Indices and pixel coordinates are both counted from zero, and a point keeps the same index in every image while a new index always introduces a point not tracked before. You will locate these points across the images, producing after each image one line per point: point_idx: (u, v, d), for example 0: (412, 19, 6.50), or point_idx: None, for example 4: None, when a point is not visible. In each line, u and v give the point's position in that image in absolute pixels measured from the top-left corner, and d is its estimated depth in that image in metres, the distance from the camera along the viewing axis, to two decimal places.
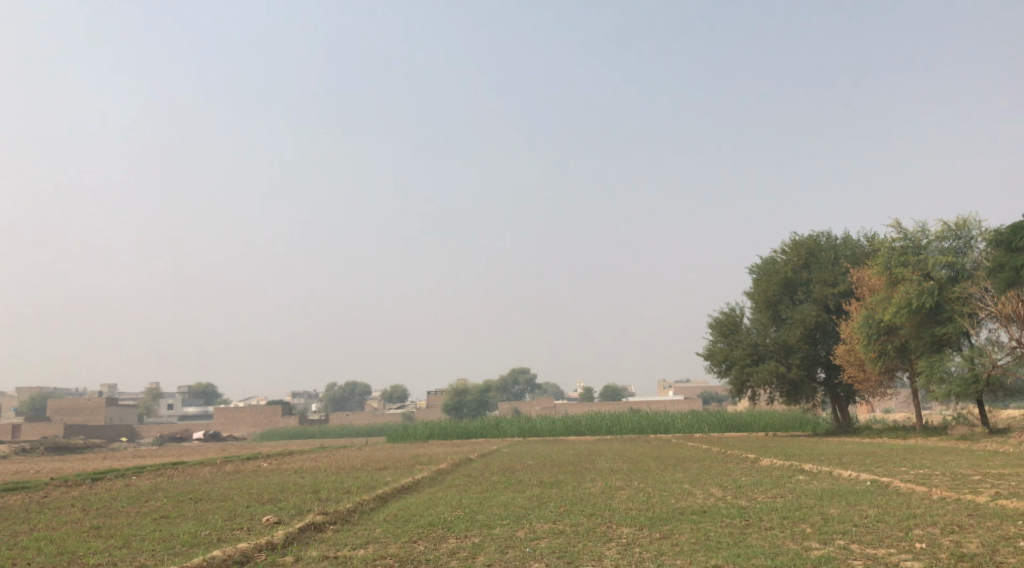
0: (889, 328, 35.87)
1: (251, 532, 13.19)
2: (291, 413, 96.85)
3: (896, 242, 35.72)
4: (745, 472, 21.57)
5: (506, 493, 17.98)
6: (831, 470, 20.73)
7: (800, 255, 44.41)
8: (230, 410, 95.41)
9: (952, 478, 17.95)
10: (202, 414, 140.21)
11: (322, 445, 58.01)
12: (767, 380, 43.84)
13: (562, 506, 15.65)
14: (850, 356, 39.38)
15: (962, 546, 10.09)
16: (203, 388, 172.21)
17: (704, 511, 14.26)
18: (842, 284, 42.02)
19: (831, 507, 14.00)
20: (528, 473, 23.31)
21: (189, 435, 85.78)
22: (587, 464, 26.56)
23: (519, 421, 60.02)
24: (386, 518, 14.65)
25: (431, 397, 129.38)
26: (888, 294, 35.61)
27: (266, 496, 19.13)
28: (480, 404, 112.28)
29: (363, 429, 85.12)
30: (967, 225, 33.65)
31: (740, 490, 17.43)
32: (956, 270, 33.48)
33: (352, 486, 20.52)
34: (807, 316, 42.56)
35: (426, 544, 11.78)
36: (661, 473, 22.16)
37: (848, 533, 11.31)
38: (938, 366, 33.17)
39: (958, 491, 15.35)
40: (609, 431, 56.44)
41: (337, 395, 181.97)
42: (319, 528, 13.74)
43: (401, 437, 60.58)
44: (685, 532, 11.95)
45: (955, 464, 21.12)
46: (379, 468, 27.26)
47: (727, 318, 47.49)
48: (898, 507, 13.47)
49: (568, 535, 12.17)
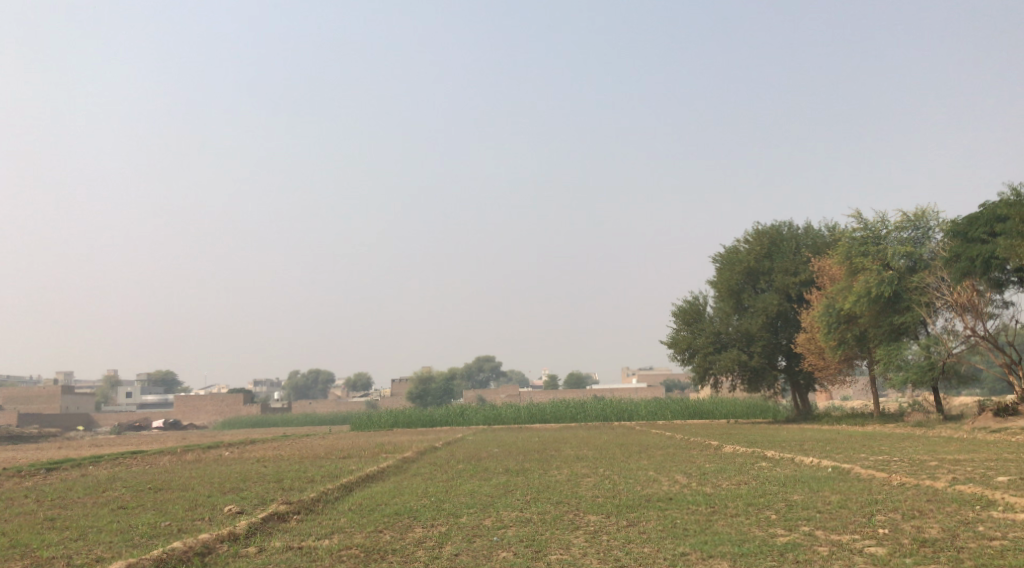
0: (848, 317, 36.46)
1: (213, 522, 12.91)
2: (254, 401, 95.79)
3: (856, 232, 36.26)
4: (709, 459, 21.74)
5: (472, 482, 17.91)
6: (793, 456, 21.01)
7: (763, 245, 44.88)
8: (191, 398, 94.01)
9: (911, 464, 18.29)
10: (162, 402, 138.18)
11: (285, 433, 57.41)
12: (729, 367, 44.35)
13: (528, 494, 15.61)
14: (811, 344, 39.99)
15: (924, 531, 10.23)
16: (163, 375, 169.41)
17: (670, 498, 14.33)
18: (803, 273, 42.59)
19: (794, 494, 14.15)
20: (495, 461, 23.27)
21: (149, 424, 84.34)
22: (553, 452, 26.63)
23: (484, 409, 59.99)
24: (352, 507, 14.47)
25: (396, 385, 128.94)
26: (848, 283, 36.17)
27: (228, 485, 18.81)
28: (445, 392, 112.19)
29: (326, 417, 84.46)
30: (925, 216, 34.25)
31: (705, 477, 17.54)
32: (914, 260, 34.08)
33: (316, 475, 20.26)
34: (769, 305, 43.08)
35: (392, 534, 11.63)
36: (626, 461, 22.27)
37: (813, 519, 11.41)
38: (896, 354, 33.80)
39: (917, 477, 15.63)
40: (574, 418, 56.72)
41: (301, 383, 180.40)
42: (282, 518, 13.51)
43: (365, 425, 60.18)
44: (653, 520, 11.96)
45: (913, 450, 21.55)
46: (343, 457, 27.00)
47: (691, 306, 47.89)
48: (859, 493, 13.65)
49: (536, 523, 12.12)
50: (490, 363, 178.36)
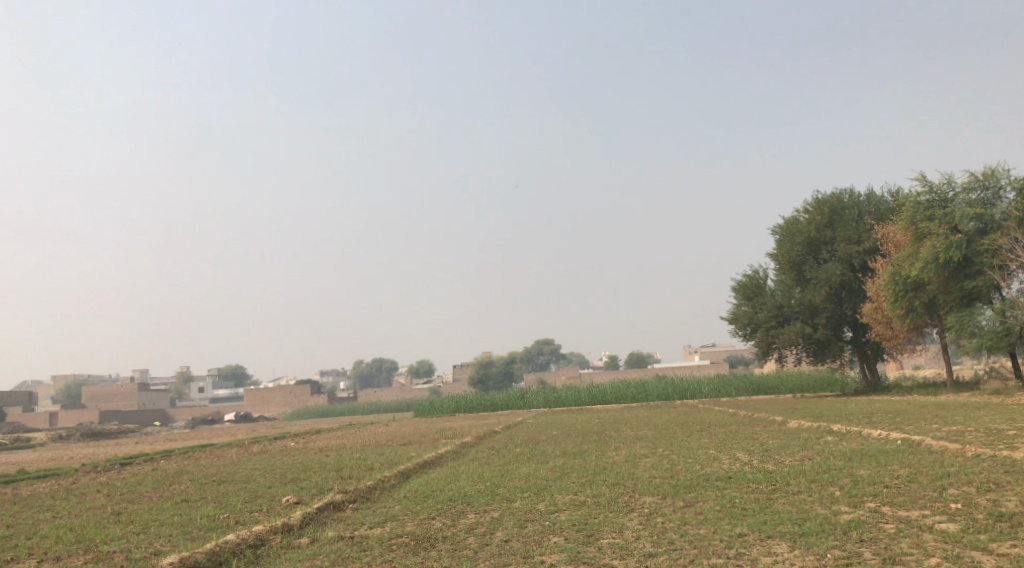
0: (917, 284, 35.11)
1: (270, 513, 13.07)
2: (320, 392, 97.78)
3: (921, 196, 34.81)
4: (772, 435, 21.16)
5: (529, 466, 17.81)
6: (860, 429, 20.30)
7: (823, 214, 43.47)
8: (260, 391, 96.46)
9: (986, 434, 17.46)
10: (233, 397, 142.33)
11: (350, 422, 58.36)
12: (792, 341, 43.24)
13: (584, 476, 15.38)
14: (877, 314, 38.65)
15: (1002, 505, 9.66)
16: (233, 370, 174.16)
17: (729, 476, 13.95)
18: (867, 242, 41.15)
19: (860, 469, 13.61)
20: (552, 443, 23.14)
21: (220, 417, 86.79)
22: (612, 433, 26.42)
23: (544, 391, 59.88)
24: (407, 495, 14.46)
25: (458, 371, 129.99)
26: (914, 250, 34.76)
27: (289, 476, 19.07)
28: (506, 376, 112.72)
29: (390, 405, 85.68)
30: (995, 175, 32.63)
31: (767, 453, 17.04)
32: (985, 222, 32.55)
33: (374, 463, 20.39)
34: (832, 275, 41.78)
35: (444, 521, 11.57)
36: (686, 439, 21.90)
37: (879, 495, 10.91)
38: (969, 321, 32.38)
39: (992, 447, 14.88)
40: (635, 398, 56.24)
41: (364, 371, 183.37)
42: (337, 508, 13.58)
43: (428, 412, 60.75)
44: (710, 500, 11.62)
45: (988, 419, 20.59)
46: (403, 444, 27.19)
47: (751, 280, 46.77)
48: (930, 467, 13.02)
49: (589, 506, 11.86)
50: (550, 346, 178.05)
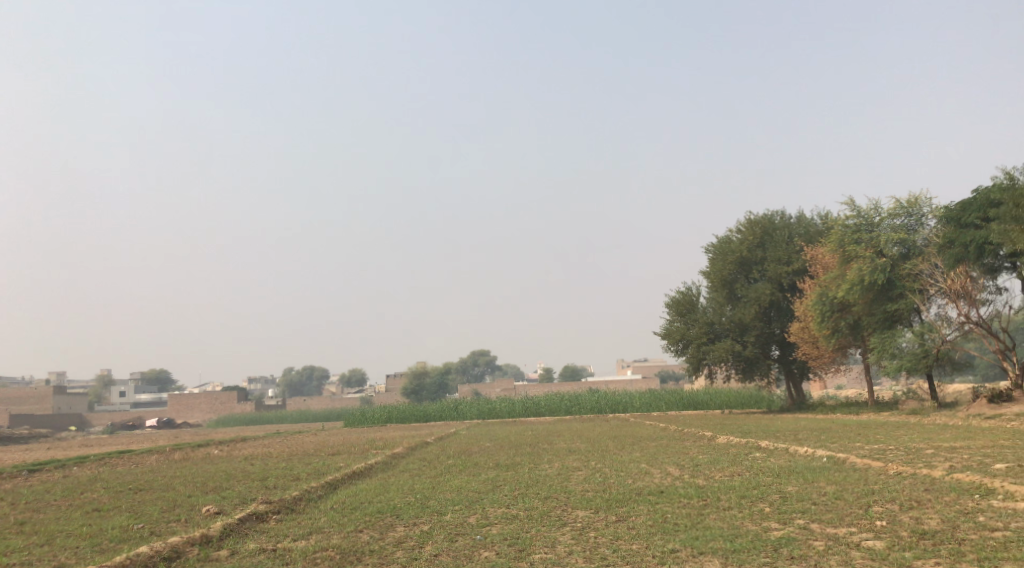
0: (842, 305, 36.17)
1: (188, 524, 12.50)
2: (247, 399, 95.31)
3: (849, 220, 35.93)
4: (702, 450, 21.39)
5: (460, 477, 17.57)
6: (787, 446, 20.69)
7: (755, 234, 44.49)
8: (185, 397, 93.45)
9: (906, 453, 17.98)
10: (155, 402, 137.55)
11: (277, 430, 56.94)
12: (722, 358, 43.99)
13: (516, 489, 15.19)
14: (804, 333, 39.65)
15: (925, 522, 9.84)
16: (157, 374, 168.50)
17: (661, 491, 13.97)
18: (796, 263, 42.26)
19: (788, 485, 13.78)
20: (485, 455, 22.92)
21: (141, 423, 83.73)
22: (545, 445, 26.34)
23: (478, 403, 59.54)
24: (334, 506, 14.03)
25: (391, 381, 128.54)
26: (841, 272, 35.80)
27: (210, 484, 18.35)
28: (440, 387, 111.98)
29: (320, 414, 84.06)
30: (918, 202, 33.93)
31: (697, 468, 17.16)
32: (908, 247, 33.76)
33: (301, 473, 19.81)
34: (762, 294, 42.75)
35: (371, 534, 11.23)
36: (618, 453, 21.96)
37: (807, 511, 11.02)
38: (890, 342, 33.45)
39: (913, 465, 15.30)
40: (568, 411, 56.44)
41: (295, 379, 179.68)
42: (260, 519, 13.06)
43: (359, 421, 59.75)
44: (642, 515, 11.57)
45: (908, 439, 21.23)
46: (332, 454, 26.56)
47: (684, 297, 47.47)
48: (855, 484, 13.28)
49: (521, 520, 11.68)
50: (485, 358, 177.61)
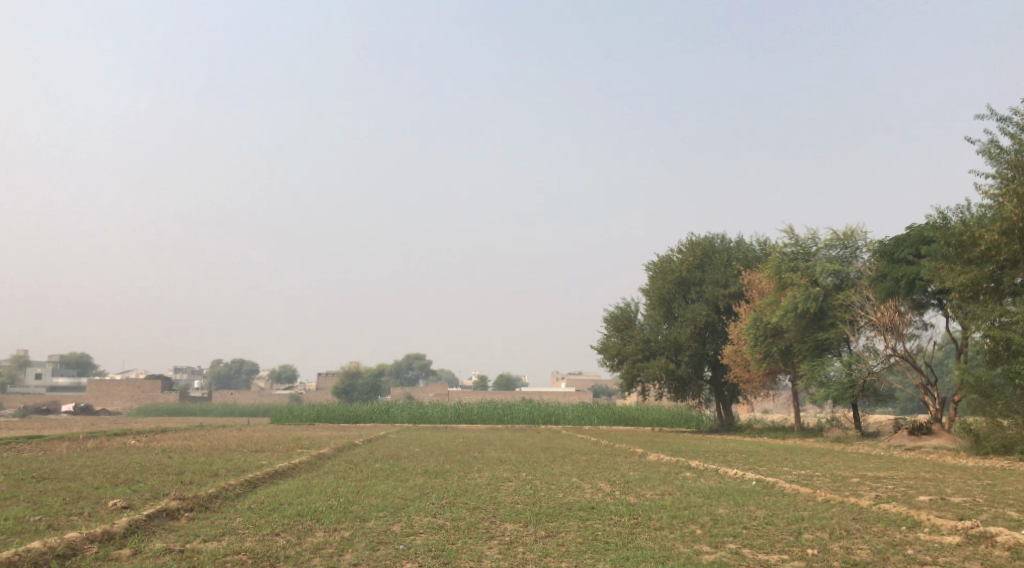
0: (776, 331, 36.76)
1: (90, 518, 11.66)
2: (172, 390, 92.18)
3: (787, 248, 36.58)
4: (633, 467, 21.30)
5: (386, 482, 17.04)
6: (718, 467, 20.70)
7: (695, 255, 45.03)
8: (105, 383, 89.87)
9: (832, 479, 18.17)
10: (74, 387, 132.07)
11: (201, 423, 55.00)
12: (656, 376, 44.24)
13: (444, 498, 14.75)
14: (736, 356, 40.15)
15: (854, 553, 9.83)
16: (77, 358, 161.98)
17: (592, 507, 13.70)
18: (732, 286, 42.95)
19: (719, 507, 13.69)
20: (414, 460, 22.38)
21: (57, 408, 80.20)
22: (475, 453, 25.94)
23: (410, 406, 58.79)
24: (251, 506, 13.36)
25: (323, 379, 126.16)
26: (776, 298, 36.43)
27: (121, 477, 17.38)
28: (372, 389, 110.37)
29: (247, 408, 81.86)
30: (854, 235, 34.74)
31: (629, 485, 16.99)
32: (841, 278, 34.45)
33: (220, 469, 18.95)
34: (698, 315, 43.21)
35: (288, 538, 10.65)
36: (549, 465, 21.71)
37: (738, 536, 10.90)
38: (819, 370, 33.98)
39: (840, 493, 15.42)
40: (501, 420, 56.12)
41: (222, 372, 174.91)
42: (171, 517, 12.32)
43: (286, 419, 58.23)
44: (573, 531, 11.29)
45: (834, 466, 21.54)
46: (255, 451, 25.62)
47: (622, 313, 47.65)
48: (785, 509, 13.25)
49: (448, 531, 11.26)
50: (420, 361, 176.45)
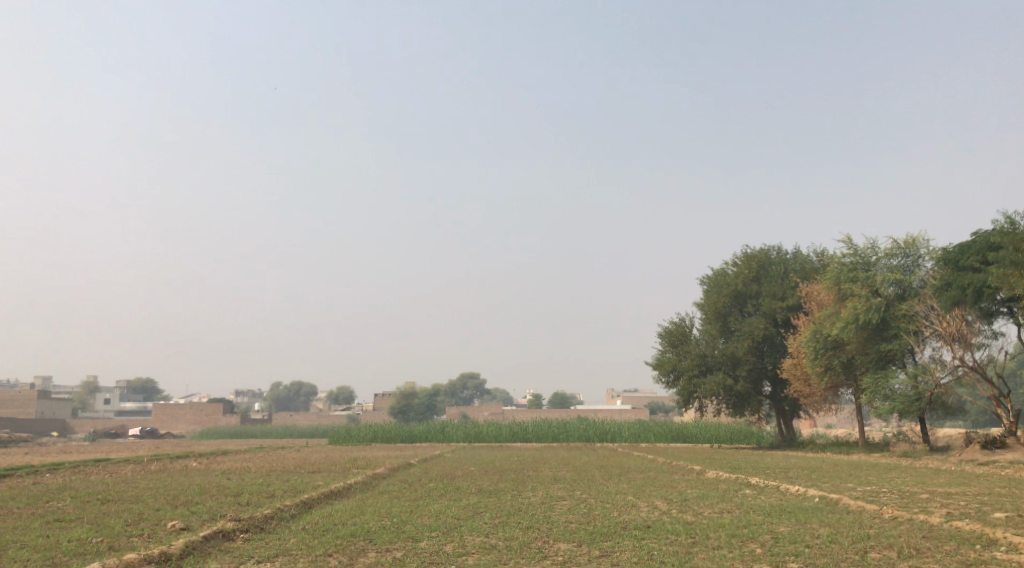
0: (837, 343, 35.76)
1: (149, 539, 11.89)
2: (233, 412, 94.03)
3: (846, 258, 35.62)
4: (691, 484, 20.83)
5: (439, 502, 17.00)
6: (779, 484, 20.11)
7: (750, 268, 44.20)
8: (170, 407, 92.11)
9: (900, 496, 17.46)
10: (140, 412, 135.78)
11: (261, 445, 55.93)
12: (713, 392, 43.42)
13: (497, 517, 14.64)
14: (796, 370, 39.14)
15: None
16: (143, 384, 166.61)
17: (648, 526, 13.41)
18: (790, 299, 41.99)
19: (779, 525, 13.27)
20: (467, 480, 22.29)
21: (125, 432, 82.57)
22: (529, 472, 25.73)
23: (465, 425, 58.85)
24: (306, 526, 13.45)
25: (379, 400, 127.30)
26: (836, 309, 35.48)
27: (181, 498, 17.70)
28: (428, 408, 110.91)
29: (305, 430, 82.83)
30: (916, 243, 33.67)
31: (686, 503, 16.63)
32: (904, 288, 33.39)
33: (276, 490, 19.15)
34: (755, 329, 42.33)
35: (340, 559, 10.73)
36: (604, 483, 21.40)
37: (801, 555, 10.53)
38: (883, 383, 32.91)
39: (909, 510, 14.80)
40: (556, 438, 55.70)
41: (281, 395, 177.80)
42: (227, 537, 12.47)
43: (343, 439, 58.80)
44: (627, 550, 11.05)
45: (901, 481, 20.72)
46: (312, 472, 25.85)
47: (677, 328, 46.97)
48: (849, 527, 12.78)
49: (500, 551, 11.12)
50: (474, 381, 176.94)
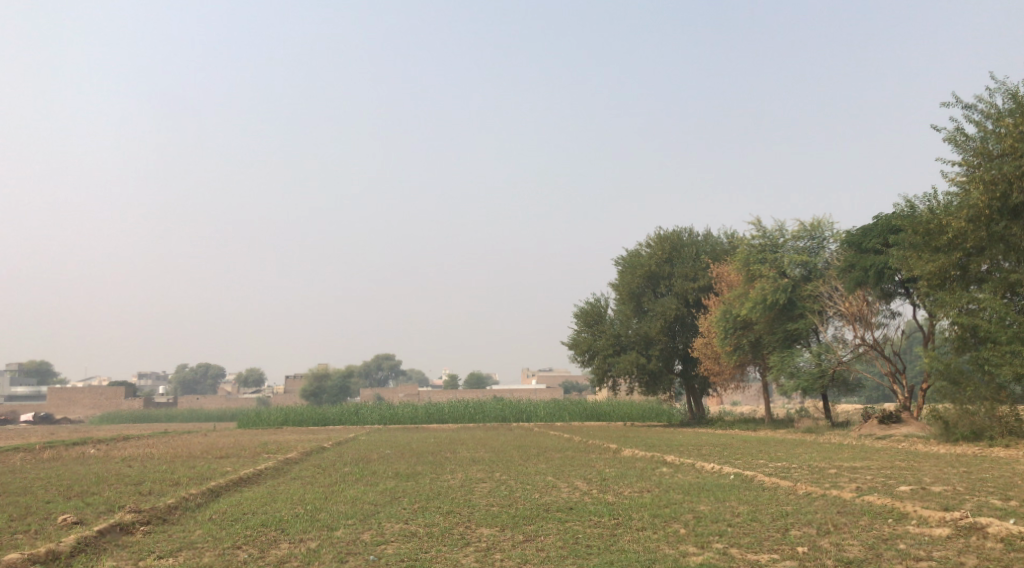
0: (745, 323, 36.70)
1: (37, 536, 10.98)
2: (135, 396, 90.07)
3: (755, 240, 36.50)
4: (609, 463, 20.86)
5: (355, 487, 16.43)
6: (694, 461, 20.33)
7: (664, 250, 44.82)
8: (67, 391, 87.53)
9: (811, 472, 17.86)
10: (33, 397, 129.17)
11: (165, 430, 53.67)
12: (627, 370, 43.96)
13: (417, 502, 14.23)
14: (706, 349, 40.01)
15: (847, 550, 9.76)
16: (37, 366, 158.17)
17: (571, 507, 13.21)
18: (701, 279, 42.85)
19: (700, 503, 13.32)
20: (384, 463, 21.75)
21: (16, 418, 78.06)
22: (447, 454, 25.38)
23: (380, 407, 57.90)
24: (213, 517, 12.66)
25: (291, 382, 124.45)
26: (745, 290, 36.31)
27: (76, 489, 16.57)
28: (342, 390, 108.90)
29: (213, 414, 80.00)
30: (821, 226, 34.83)
31: (606, 483, 16.58)
32: (809, 269, 34.42)
33: (181, 477, 18.17)
34: (667, 309, 43.00)
35: (251, 551, 10.15)
36: (523, 464, 21.20)
37: (726, 535, 10.52)
38: (789, 361, 33.96)
39: (821, 485, 15.10)
40: (472, 418, 55.53)
41: (187, 377, 171.89)
42: (125, 531, 11.63)
43: (253, 423, 57.09)
44: (552, 534, 10.80)
45: (810, 457, 21.33)
46: (220, 457, 24.75)
47: (592, 308, 47.40)
48: (767, 504, 12.89)
49: (420, 538, 10.70)
50: (389, 361, 175.33)
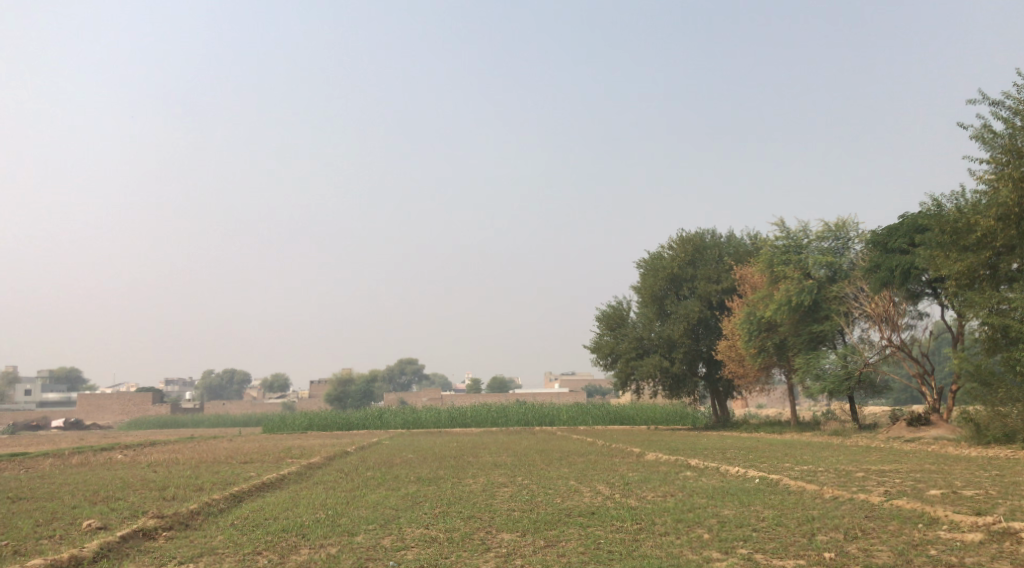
0: (769, 325, 36.29)
1: (61, 540, 11.05)
2: (163, 402, 91.03)
3: (778, 241, 36.13)
4: (632, 467, 20.69)
5: (377, 492, 16.39)
6: (718, 465, 20.09)
7: (686, 252, 44.48)
8: (96, 397, 88.67)
9: (838, 475, 17.56)
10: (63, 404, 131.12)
11: (191, 435, 54.14)
12: (650, 373, 43.66)
13: (439, 506, 14.16)
14: (730, 351, 39.65)
15: (875, 556, 9.55)
16: (66, 373, 160.48)
17: (593, 512, 13.08)
18: (724, 281, 42.49)
19: (724, 508, 13.13)
20: (406, 468, 21.72)
21: (46, 423, 79.16)
22: (470, 458, 25.33)
23: (403, 412, 57.99)
24: (234, 522, 12.68)
25: (316, 387, 125.23)
26: (769, 292, 35.93)
27: (102, 494, 16.70)
28: (365, 394, 109.42)
29: (238, 419, 80.59)
30: (846, 226, 34.41)
31: (628, 487, 16.42)
32: (834, 270, 33.98)
33: (205, 482, 18.27)
34: (690, 311, 42.66)
35: (271, 556, 10.14)
36: (545, 468, 21.07)
37: (750, 540, 10.33)
38: (814, 363, 33.53)
39: (848, 489, 14.82)
40: (495, 422, 55.46)
41: (213, 383, 173.50)
42: (147, 536, 11.66)
43: (278, 428, 57.43)
44: (573, 539, 10.66)
45: (837, 460, 20.98)
46: (245, 462, 24.88)
47: (614, 311, 47.16)
48: (793, 508, 12.67)
49: (440, 544, 10.62)
50: (412, 365, 175.86)
